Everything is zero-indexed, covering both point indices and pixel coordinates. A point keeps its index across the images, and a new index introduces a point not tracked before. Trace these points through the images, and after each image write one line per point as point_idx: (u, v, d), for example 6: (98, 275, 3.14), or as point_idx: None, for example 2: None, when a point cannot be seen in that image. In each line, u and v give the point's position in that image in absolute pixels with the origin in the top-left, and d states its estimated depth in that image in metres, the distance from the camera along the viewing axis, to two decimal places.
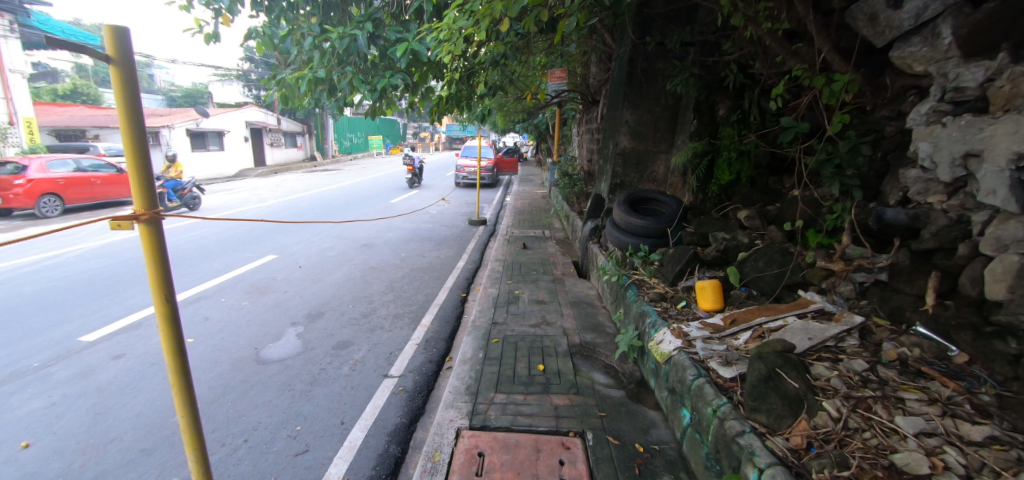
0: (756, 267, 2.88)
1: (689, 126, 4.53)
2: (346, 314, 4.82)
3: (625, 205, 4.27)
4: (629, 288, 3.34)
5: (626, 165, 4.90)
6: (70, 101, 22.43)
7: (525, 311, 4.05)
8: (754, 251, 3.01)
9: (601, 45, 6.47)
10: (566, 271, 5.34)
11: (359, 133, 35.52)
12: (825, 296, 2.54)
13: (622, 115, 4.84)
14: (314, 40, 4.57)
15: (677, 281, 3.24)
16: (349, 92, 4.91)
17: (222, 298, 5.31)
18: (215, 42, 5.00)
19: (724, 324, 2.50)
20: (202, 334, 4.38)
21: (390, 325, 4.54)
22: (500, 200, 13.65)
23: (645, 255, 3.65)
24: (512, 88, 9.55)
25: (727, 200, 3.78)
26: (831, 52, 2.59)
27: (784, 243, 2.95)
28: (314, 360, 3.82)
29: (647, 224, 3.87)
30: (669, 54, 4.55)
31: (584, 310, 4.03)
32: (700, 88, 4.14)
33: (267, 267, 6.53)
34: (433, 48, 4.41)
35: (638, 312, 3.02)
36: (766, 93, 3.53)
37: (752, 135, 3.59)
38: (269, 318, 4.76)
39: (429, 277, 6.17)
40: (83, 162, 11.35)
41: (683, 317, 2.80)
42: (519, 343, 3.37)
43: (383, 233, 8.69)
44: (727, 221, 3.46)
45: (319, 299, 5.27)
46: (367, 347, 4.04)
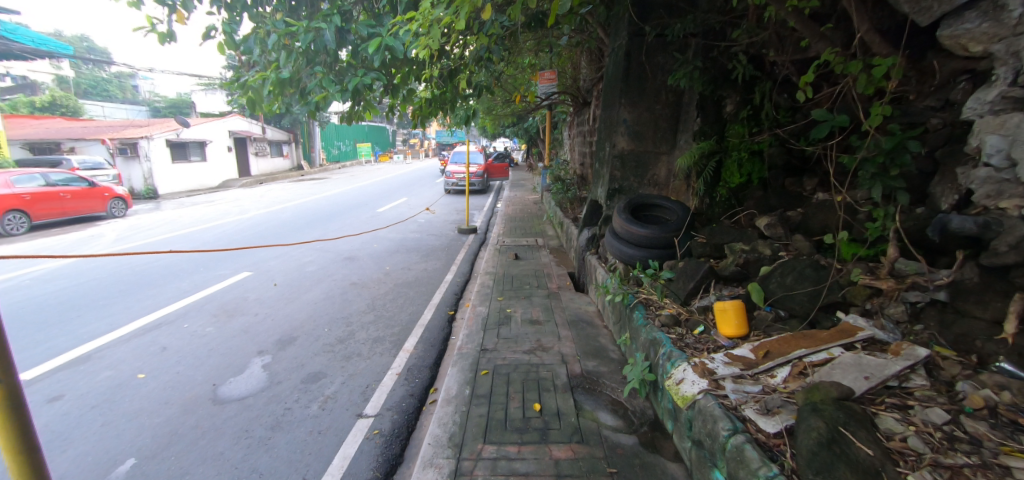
0: (784, 284, 2.49)
1: (692, 125, 4.16)
2: (320, 340, 4.34)
3: (626, 212, 3.84)
4: (636, 308, 2.93)
5: (624, 168, 4.49)
6: (47, 113, 21.67)
7: (518, 335, 3.61)
8: (779, 264, 2.62)
9: (594, 41, 6.08)
10: (562, 284, 4.93)
11: (347, 141, 34.97)
12: (872, 320, 2.15)
13: (619, 113, 4.42)
14: (278, 37, 4.12)
15: (690, 300, 2.84)
16: (319, 95, 4.45)
17: (185, 324, 4.81)
18: (170, 42, 4.51)
19: (756, 358, 2.08)
20: (156, 369, 3.88)
21: (369, 351, 4.08)
22: (490, 207, 13.25)
23: (653, 271, 3.19)
24: (499, 89, 9.14)
25: (739, 205, 3.46)
26: (870, 31, 2.19)
27: (814, 255, 2.57)
28: (279, 398, 3.34)
29: (652, 234, 3.47)
30: (669, 47, 4.19)
31: (585, 331, 3.60)
32: (706, 82, 3.77)
33: (238, 286, 6.02)
34: (409, 43, 3.98)
35: (648, 339, 2.59)
36: (779, 86, 3.22)
37: (765, 132, 3.25)
38: (233, 347, 4.26)
39: (415, 293, 5.71)
40: (51, 177, 10.81)
41: (702, 346, 2.38)
42: (512, 376, 2.93)
43: (367, 245, 8.22)
44: (744, 231, 3.07)
45: (291, 323, 4.78)
46: (341, 380, 3.57)
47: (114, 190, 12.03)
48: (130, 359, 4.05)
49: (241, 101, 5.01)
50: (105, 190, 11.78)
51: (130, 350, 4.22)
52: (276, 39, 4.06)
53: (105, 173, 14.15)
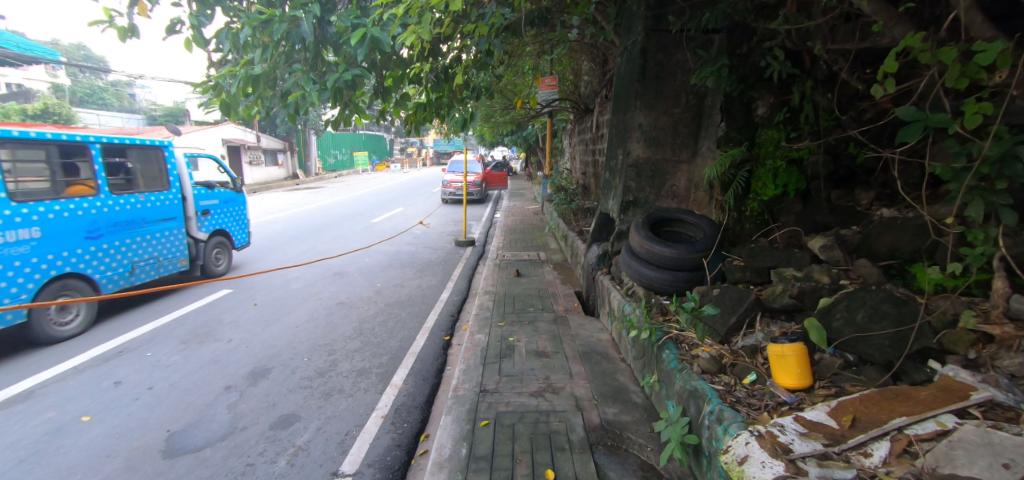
0: (853, 322, 2.03)
1: (716, 130, 3.72)
2: (298, 372, 3.83)
3: (644, 228, 3.37)
4: (666, 347, 2.45)
5: (640, 178, 4.04)
6: (39, 120, 21.22)
7: (522, 371, 3.12)
8: (844, 296, 2.15)
9: (601, 41, 5.67)
10: (570, 307, 4.44)
11: (345, 149, 34.56)
12: (980, 373, 1.68)
13: (634, 117, 3.98)
14: (251, 31, 3.71)
15: (731, 337, 2.37)
16: (298, 95, 4.05)
17: (149, 352, 4.30)
18: (133, 37, 4.08)
19: (841, 427, 1.59)
20: (105, 409, 3.36)
21: (352, 387, 3.58)
22: (488, 218, 12.77)
23: (694, 304, 2.49)
24: (498, 96, 8.77)
25: (774, 220, 3.04)
26: (971, 9, 1.74)
27: (885, 286, 2.12)
28: (241, 450, 2.83)
29: (677, 254, 3.02)
30: (690, 43, 3.79)
31: (600, 367, 3.11)
32: (734, 82, 3.36)
33: (213, 306, 5.51)
34: (398, 36, 3.56)
35: (686, 389, 2.11)
36: (823, 85, 2.82)
37: (805, 138, 2.88)
38: (198, 381, 3.75)
39: (407, 314, 5.21)
40: None
41: (759, 402, 1.90)
42: (518, 429, 2.43)
43: (357, 260, 7.74)
44: (791, 252, 2.61)
45: (268, 351, 4.27)
46: (316, 426, 3.07)
47: None
48: (77, 397, 3.54)
49: (214, 104, 4.58)
50: None
51: (79, 385, 3.71)
52: (249, 32, 3.66)
53: None
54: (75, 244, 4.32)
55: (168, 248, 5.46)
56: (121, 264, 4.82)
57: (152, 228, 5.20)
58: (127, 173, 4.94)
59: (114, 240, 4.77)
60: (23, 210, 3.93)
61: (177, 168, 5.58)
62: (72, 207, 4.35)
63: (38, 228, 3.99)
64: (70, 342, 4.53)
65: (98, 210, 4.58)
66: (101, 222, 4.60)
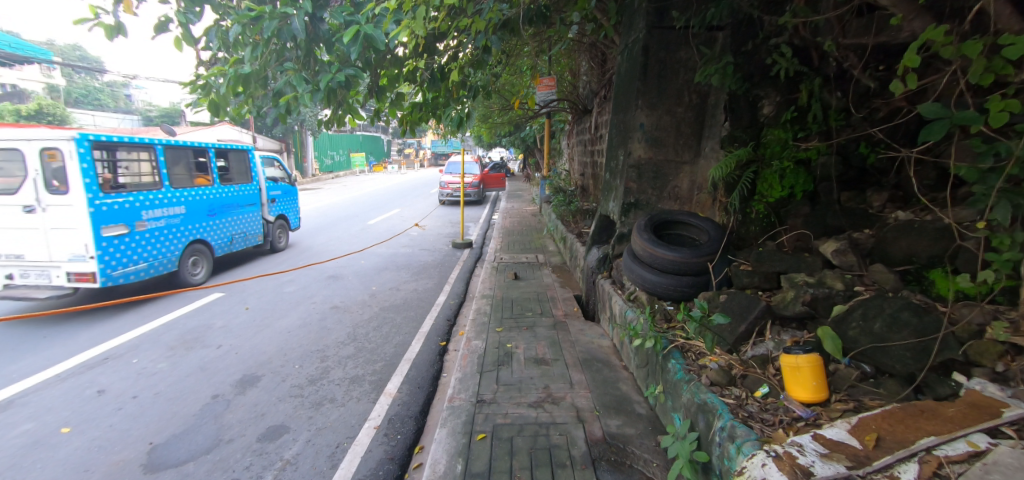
0: (870, 332, 1.92)
1: (720, 129, 3.61)
2: (288, 380, 3.71)
3: (647, 231, 3.26)
4: (672, 356, 2.34)
5: (641, 179, 3.94)
6: (33, 121, 20.99)
7: (521, 379, 2.99)
8: (860, 303, 2.05)
9: (601, 40, 5.57)
10: (570, 311, 4.32)
11: (342, 150, 34.43)
12: (1010, 388, 1.57)
13: (635, 116, 3.87)
14: (240, 28, 3.59)
15: (741, 346, 2.27)
16: (289, 95, 3.93)
17: (135, 359, 4.16)
18: (119, 35, 3.95)
19: (865, 448, 1.47)
20: (86, 420, 3.23)
21: (344, 395, 3.45)
22: (486, 220, 12.65)
23: (701, 312, 2.38)
24: (495, 96, 8.67)
25: (780, 223, 2.93)
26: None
27: (903, 294, 2.02)
28: (226, 464, 2.70)
29: (681, 258, 2.92)
30: (694, 40, 3.69)
31: (601, 375, 3.00)
32: (739, 80, 3.25)
33: (203, 311, 5.37)
34: (392, 34, 3.45)
35: (694, 403, 2.00)
36: (831, 83, 2.72)
37: (813, 138, 2.77)
38: (185, 390, 3.61)
39: (402, 319, 5.08)
40: None
41: (773, 417, 1.79)
42: (516, 443, 2.32)
43: (353, 263, 7.60)
44: (801, 257, 2.51)
45: (258, 357, 4.14)
46: (305, 437, 2.94)
47: None
48: (57, 407, 3.40)
49: (202, 104, 4.45)
50: None
51: (61, 395, 3.57)
52: (238, 30, 3.54)
53: None
54: (202, 220, 6.25)
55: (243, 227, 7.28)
56: (223, 236, 6.74)
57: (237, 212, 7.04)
58: (227, 170, 6.89)
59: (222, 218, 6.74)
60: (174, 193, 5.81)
61: (257, 168, 7.59)
62: (198, 193, 6.24)
63: (182, 207, 5.89)
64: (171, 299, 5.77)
65: (209, 196, 6.40)
66: (210, 205, 6.44)
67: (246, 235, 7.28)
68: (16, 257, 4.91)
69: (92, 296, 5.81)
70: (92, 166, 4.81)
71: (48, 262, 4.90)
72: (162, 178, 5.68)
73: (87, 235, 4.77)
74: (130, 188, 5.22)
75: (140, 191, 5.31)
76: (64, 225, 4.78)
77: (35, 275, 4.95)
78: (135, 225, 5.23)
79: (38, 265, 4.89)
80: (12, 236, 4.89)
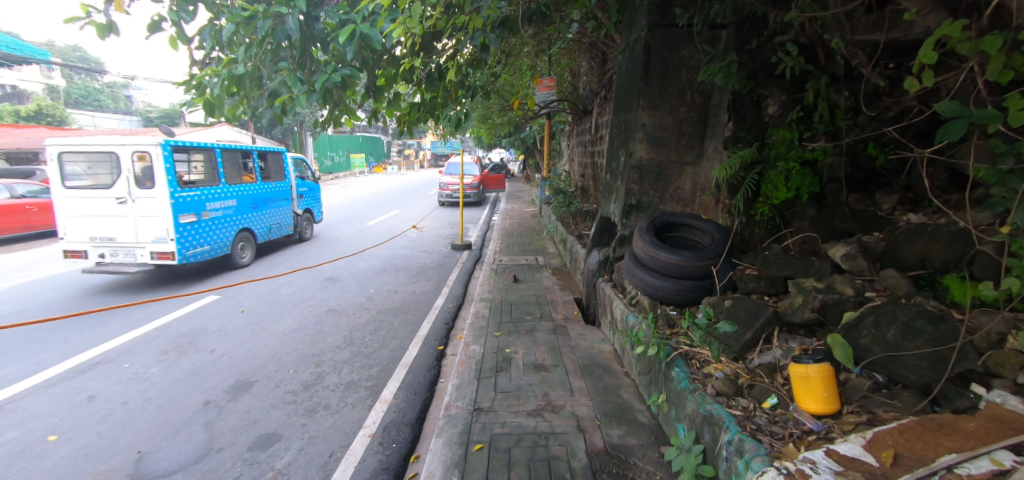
0: (883, 340, 1.84)
1: (723, 130, 3.53)
2: (282, 386, 3.63)
3: (649, 233, 3.19)
4: (675, 364, 2.27)
5: (643, 180, 3.86)
6: (32, 122, 20.93)
7: (520, 386, 2.91)
8: (872, 310, 1.97)
9: (601, 39, 5.50)
10: (570, 315, 4.24)
11: (342, 152, 34.43)
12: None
13: (636, 116, 3.79)
14: (233, 28, 3.51)
15: (747, 354, 2.19)
16: (284, 96, 3.86)
17: (127, 364, 4.08)
18: (111, 35, 3.88)
19: (882, 465, 1.39)
20: (74, 428, 3.15)
21: (339, 402, 3.37)
22: (486, 221, 12.58)
23: (706, 320, 2.30)
24: (494, 96, 8.61)
25: (785, 226, 2.86)
26: None
27: (917, 301, 1.94)
28: (215, 474, 2.62)
29: (684, 261, 2.84)
30: (697, 39, 3.62)
31: (602, 382, 2.91)
32: (744, 79, 3.17)
33: (198, 314, 5.28)
34: (388, 33, 3.38)
35: (699, 414, 1.92)
36: (838, 82, 2.65)
37: (820, 139, 2.70)
38: (176, 396, 3.53)
39: (400, 322, 5.00)
40: (17, 188, 10.10)
41: (782, 430, 1.71)
42: (514, 453, 2.23)
43: (351, 265, 7.52)
44: (809, 261, 2.44)
45: (252, 362, 4.06)
46: (298, 446, 2.86)
47: None
48: (45, 414, 3.31)
49: (197, 105, 4.38)
50: None
51: (49, 401, 3.49)
52: (231, 29, 3.47)
53: None
54: (248, 211, 7.44)
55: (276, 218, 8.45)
56: (263, 225, 7.95)
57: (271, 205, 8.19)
58: (266, 168, 8.09)
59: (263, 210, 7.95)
60: (228, 188, 7.02)
61: (289, 168, 8.80)
62: (245, 188, 7.44)
63: (234, 200, 7.08)
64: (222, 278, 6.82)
65: (252, 191, 7.58)
66: (251, 199, 7.59)
67: (280, 225, 8.50)
68: (107, 239, 6.03)
69: (151, 278, 6.76)
70: (172, 165, 5.98)
71: (135, 243, 6.03)
72: (218, 176, 6.85)
73: (168, 221, 5.96)
74: (199, 185, 6.45)
75: (203, 187, 6.48)
76: (149, 213, 5.95)
77: (122, 254, 6.07)
78: (201, 214, 6.42)
79: (125, 246, 6.02)
80: (102, 222, 5.98)
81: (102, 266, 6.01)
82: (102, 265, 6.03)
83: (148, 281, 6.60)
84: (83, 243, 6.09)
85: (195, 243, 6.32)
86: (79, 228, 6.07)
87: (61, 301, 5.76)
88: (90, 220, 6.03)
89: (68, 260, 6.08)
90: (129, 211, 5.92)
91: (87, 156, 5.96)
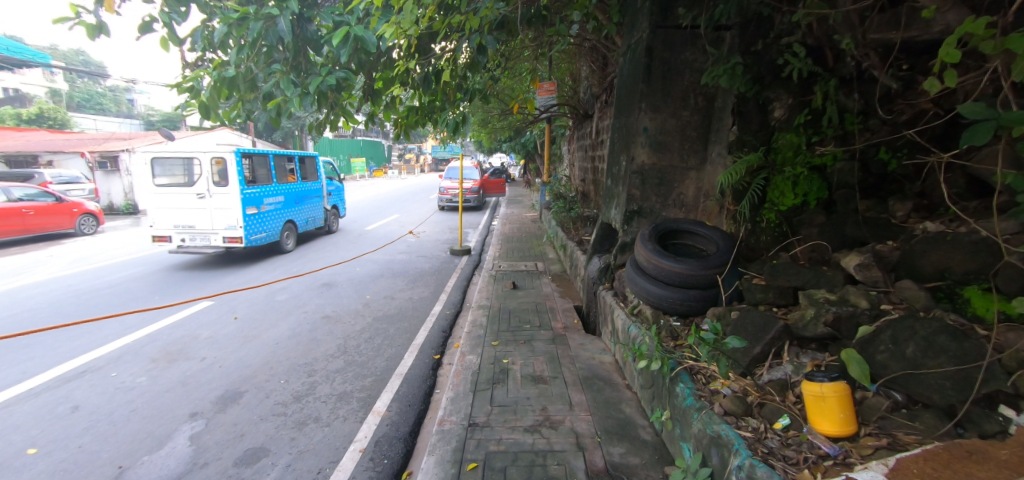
0: (902, 357, 1.73)
1: (727, 134, 3.44)
2: (272, 396, 3.52)
3: (652, 240, 3.08)
4: (679, 380, 2.16)
5: (645, 185, 3.75)
6: (33, 125, 20.95)
7: (517, 400, 2.80)
8: (889, 324, 1.85)
9: (603, 42, 5.42)
10: (569, 324, 4.12)
11: (343, 156, 34.43)
12: None
13: (638, 120, 3.69)
14: (225, 28, 3.42)
15: (755, 370, 2.09)
16: (277, 98, 3.76)
17: (114, 372, 3.97)
18: (102, 36, 3.80)
19: None
20: (54, 440, 3.03)
21: (330, 414, 3.25)
22: (485, 226, 12.48)
23: (713, 335, 2.15)
24: (494, 101, 8.54)
25: (793, 233, 2.75)
26: None
27: (937, 315, 1.82)
28: None
29: (687, 270, 2.73)
30: (700, 41, 3.54)
31: (603, 395, 2.80)
32: (749, 82, 3.08)
33: (190, 321, 5.17)
34: (383, 34, 3.29)
35: (705, 435, 1.81)
36: (847, 85, 2.55)
37: (828, 143, 2.60)
38: (162, 407, 3.41)
39: (395, 330, 4.88)
40: (13, 192, 10.03)
41: (795, 454, 1.60)
42: (509, 473, 2.11)
43: (348, 270, 7.42)
44: (820, 271, 2.32)
45: (242, 372, 3.94)
46: (286, 461, 2.74)
47: (84, 206, 11.23)
48: (26, 425, 3.20)
49: (191, 108, 4.30)
50: (73, 206, 10.95)
51: (32, 411, 3.38)
52: (222, 31, 3.39)
53: (80, 187, 13.91)
54: (292, 206, 8.89)
55: (310, 213, 9.88)
56: (301, 218, 9.41)
57: (308, 201, 9.63)
58: (305, 171, 9.52)
59: (301, 207, 9.41)
60: (278, 187, 8.46)
61: (321, 170, 10.27)
62: (290, 188, 8.91)
63: (281, 197, 8.47)
64: (264, 265, 7.84)
65: (294, 190, 9.04)
66: (294, 195, 9.03)
67: (314, 219, 9.98)
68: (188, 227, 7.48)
69: (192, 269, 7.52)
70: (241, 168, 7.46)
71: (210, 230, 7.47)
72: (269, 176, 8.25)
73: (238, 213, 7.41)
74: (259, 184, 7.89)
75: (262, 186, 7.93)
76: (223, 206, 7.38)
77: (199, 239, 7.52)
78: (260, 208, 7.86)
79: (202, 233, 7.45)
80: (184, 213, 7.42)
81: (184, 248, 7.46)
82: (183, 248, 7.47)
83: (203, 267, 7.68)
84: (167, 230, 7.52)
85: (257, 230, 7.78)
86: (164, 218, 7.51)
87: (64, 302, 5.81)
88: (174, 212, 7.48)
89: (155, 243, 7.53)
90: (206, 204, 7.38)
91: (173, 160, 7.40)
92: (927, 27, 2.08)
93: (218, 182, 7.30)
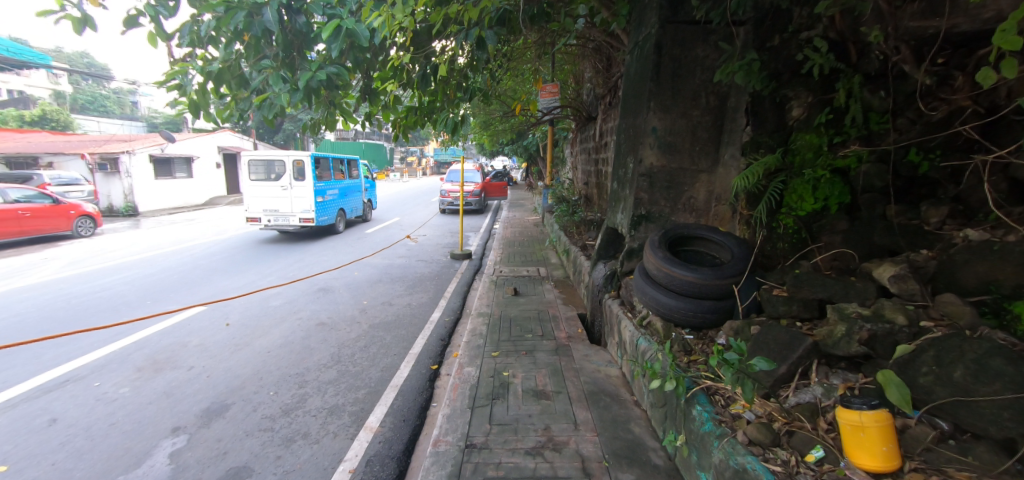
0: (951, 382, 1.53)
1: (741, 134, 3.26)
2: (260, 410, 3.33)
3: (663, 247, 2.90)
4: (696, 401, 1.98)
5: (654, 188, 3.58)
6: (34, 126, 20.91)
7: (518, 417, 2.62)
8: (932, 343, 1.66)
9: (609, 40, 5.25)
10: (573, 334, 3.93)
11: None
12: None
13: (646, 120, 3.52)
14: (213, 21, 3.26)
15: (779, 392, 1.91)
16: (267, 95, 3.59)
17: (96, 382, 3.79)
18: (87, 30, 3.65)
19: None
20: (26, 457, 2.84)
21: (319, 430, 3.06)
22: (486, 230, 12.30)
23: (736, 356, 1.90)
24: (496, 102, 8.39)
25: (813, 241, 2.57)
26: None
27: (988, 334, 1.63)
28: None
29: (701, 278, 2.55)
30: (710, 36, 3.38)
31: (610, 412, 2.61)
32: (765, 79, 2.91)
33: (180, 327, 5.00)
34: (378, 29, 3.14)
35: (728, 468, 1.62)
36: (873, 81, 2.38)
37: (852, 144, 2.41)
38: (143, 421, 3.23)
39: (392, 339, 4.69)
40: (10, 193, 9.91)
41: None
42: None
43: (346, 275, 7.24)
44: (848, 282, 2.13)
45: (230, 382, 3.76)
46: None
47: (82, 207, 11.12)
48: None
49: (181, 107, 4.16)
50: (70, 208, 10.83)
51: (6, 424, 3.20)
52: (209, 24, 3.23)
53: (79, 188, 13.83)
54: (343, 198, 11.02)
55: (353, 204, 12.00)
56: (349, 208, 11.61)
57: (352, 194, 11.67)
58: (351, 170, 11.72)
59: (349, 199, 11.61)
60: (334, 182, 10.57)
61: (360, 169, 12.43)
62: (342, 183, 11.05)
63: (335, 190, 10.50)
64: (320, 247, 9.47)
65: (343, 185, 11.16)
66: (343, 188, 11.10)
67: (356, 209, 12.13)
68: (272, 211, 9.58)
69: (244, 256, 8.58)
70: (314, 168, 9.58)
71: (289, 213, 9.56)
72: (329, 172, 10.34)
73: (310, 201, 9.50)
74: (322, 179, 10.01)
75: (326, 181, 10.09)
76: (300, 195, 9.52)
77: (281, 220, 9.61)
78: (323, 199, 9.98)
79: (283, 215, 9.54)
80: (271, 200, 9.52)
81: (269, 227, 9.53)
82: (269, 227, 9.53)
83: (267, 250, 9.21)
84: (256, 213, 9.55)
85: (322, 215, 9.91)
86: (254, 204, 9.59)
87: (54, 306, 5.66)
88: (262, 199, 9.55)
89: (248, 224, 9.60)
90: (288, 195, 9.46)
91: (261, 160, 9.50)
92: (970, 14, 1.90)
93: (298, 177, 9.43)
